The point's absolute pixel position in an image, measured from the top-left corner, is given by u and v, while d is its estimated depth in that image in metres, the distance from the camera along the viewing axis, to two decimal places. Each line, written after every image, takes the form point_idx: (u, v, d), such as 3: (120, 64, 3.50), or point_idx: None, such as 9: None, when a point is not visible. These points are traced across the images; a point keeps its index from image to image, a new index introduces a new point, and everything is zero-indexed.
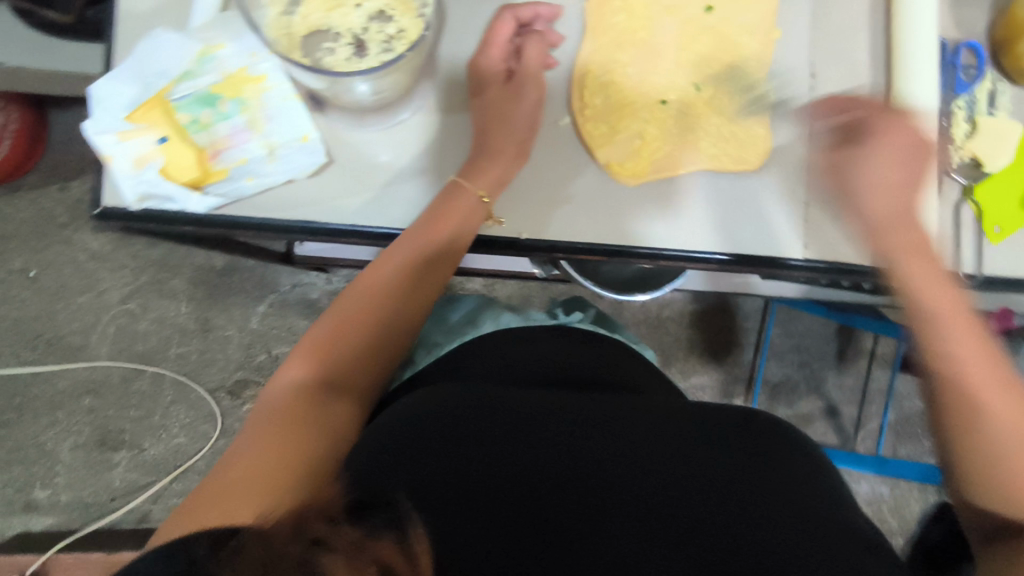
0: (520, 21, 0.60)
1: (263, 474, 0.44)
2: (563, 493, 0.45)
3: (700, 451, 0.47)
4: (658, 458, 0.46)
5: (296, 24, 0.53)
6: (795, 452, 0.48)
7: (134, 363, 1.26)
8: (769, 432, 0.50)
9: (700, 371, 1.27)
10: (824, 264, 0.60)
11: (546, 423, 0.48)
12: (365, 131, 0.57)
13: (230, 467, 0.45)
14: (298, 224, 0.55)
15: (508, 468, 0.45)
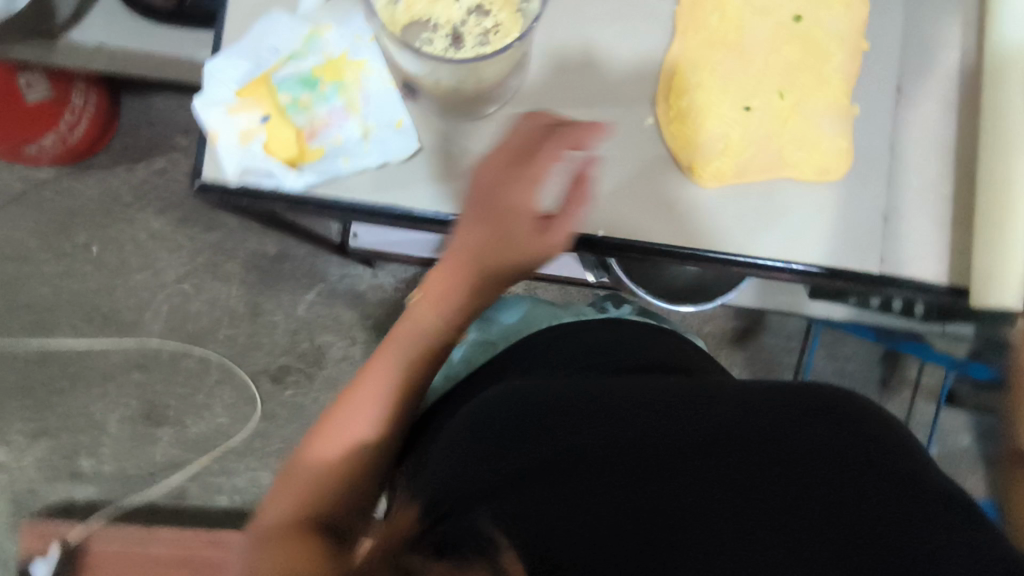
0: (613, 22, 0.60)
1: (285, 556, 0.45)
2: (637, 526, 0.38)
3: (761, 447, 0.41)
4: (722, 457, 0.41)
5: (399, 13, 0.55)
6: (857, 427, 0.43)
7: (184, 342, 1.29)
8: (833, 414, 0.44)
9: None
10: (903, 279, 0.60)
11: (586, 424, 0.44)
12: (456, 119, 0.57)
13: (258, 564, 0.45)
14: (389, 207, 0.55)
15: (563, 486, 0.40)
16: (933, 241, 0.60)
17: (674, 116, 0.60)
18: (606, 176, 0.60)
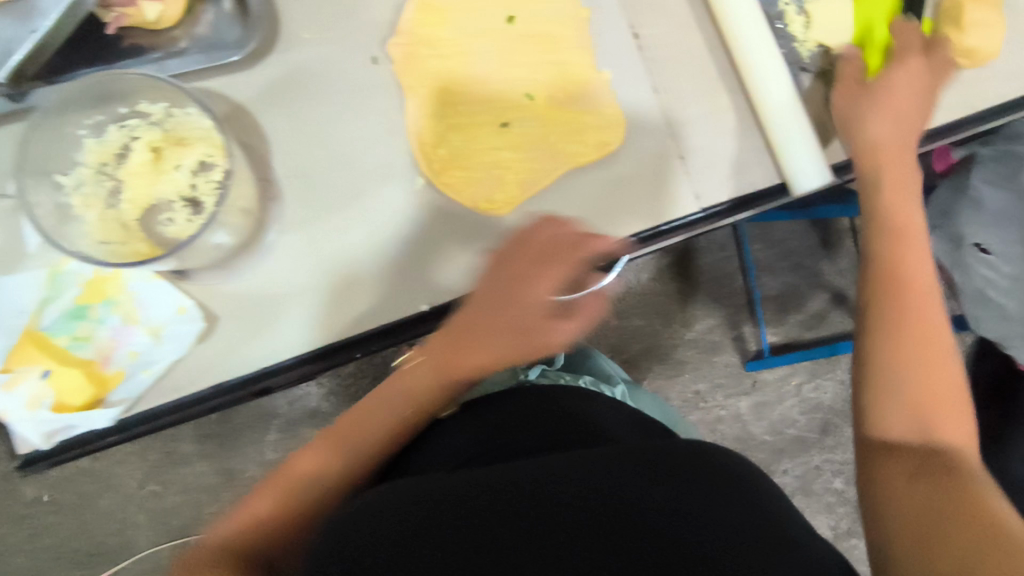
0: (340, 109, 0.59)
1: None
2: None
3: (637, 528, 0.39)
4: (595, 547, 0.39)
5: (125, 212, 0.54)
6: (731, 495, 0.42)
7: (177, 537, 1.31)
8: (705, 472, 0.43)
9: (704, 316, 1.26)
10: (724, 205, 0.61)
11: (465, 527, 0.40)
12: (240, 275, 0.56)
13: None
14: (212, 389, 0.55)
15: None
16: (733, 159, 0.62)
17: (440, 167, 0.58)
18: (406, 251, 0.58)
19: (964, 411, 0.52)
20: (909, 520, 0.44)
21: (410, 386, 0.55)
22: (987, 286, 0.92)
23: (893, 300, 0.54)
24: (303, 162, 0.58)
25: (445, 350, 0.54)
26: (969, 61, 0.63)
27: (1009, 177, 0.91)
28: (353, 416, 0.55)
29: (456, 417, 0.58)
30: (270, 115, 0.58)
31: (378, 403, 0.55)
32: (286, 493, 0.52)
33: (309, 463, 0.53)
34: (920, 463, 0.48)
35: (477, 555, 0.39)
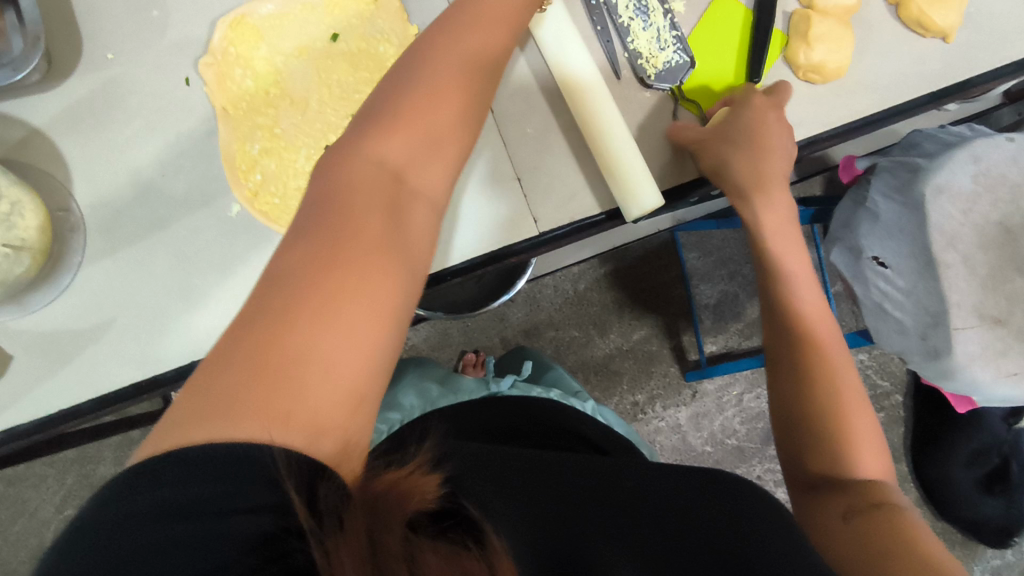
0: (146, 128, 0.56)
1: (271, 389, 0.32)
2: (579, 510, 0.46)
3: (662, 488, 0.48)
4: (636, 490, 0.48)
5: None
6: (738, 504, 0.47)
7: None
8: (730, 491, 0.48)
9: (638, 325, 1.22)
10: (563, 229, 0.59)
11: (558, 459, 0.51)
12: (35, 312, 0.53)
13: (239, 378, 0.32)
14: (2, 432, 0.52)
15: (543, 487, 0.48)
16: (572, 181, 0.59)
17: (253, 192, 0.56)
18: (216, 280, 0.55)
19: (872, 442, 0.51)
20: (887, 528, 0.42)
21: (347, 259, 0.36)
22: (885, 299, 0.84)
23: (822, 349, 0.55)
24: (104, 190, 0.55)
25: (364, 211, 0.38)
26: (819, 78, 0.63)
27: (902, 188, 0.82)
28: (316, 298, 0.35)
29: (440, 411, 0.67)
30: (68, 139, 0.55)
31: (323, 295, 0.35)
32: (278, 407, 0.32)
33: (362, 339, 0.35)
34: (848, 504, 0.46)
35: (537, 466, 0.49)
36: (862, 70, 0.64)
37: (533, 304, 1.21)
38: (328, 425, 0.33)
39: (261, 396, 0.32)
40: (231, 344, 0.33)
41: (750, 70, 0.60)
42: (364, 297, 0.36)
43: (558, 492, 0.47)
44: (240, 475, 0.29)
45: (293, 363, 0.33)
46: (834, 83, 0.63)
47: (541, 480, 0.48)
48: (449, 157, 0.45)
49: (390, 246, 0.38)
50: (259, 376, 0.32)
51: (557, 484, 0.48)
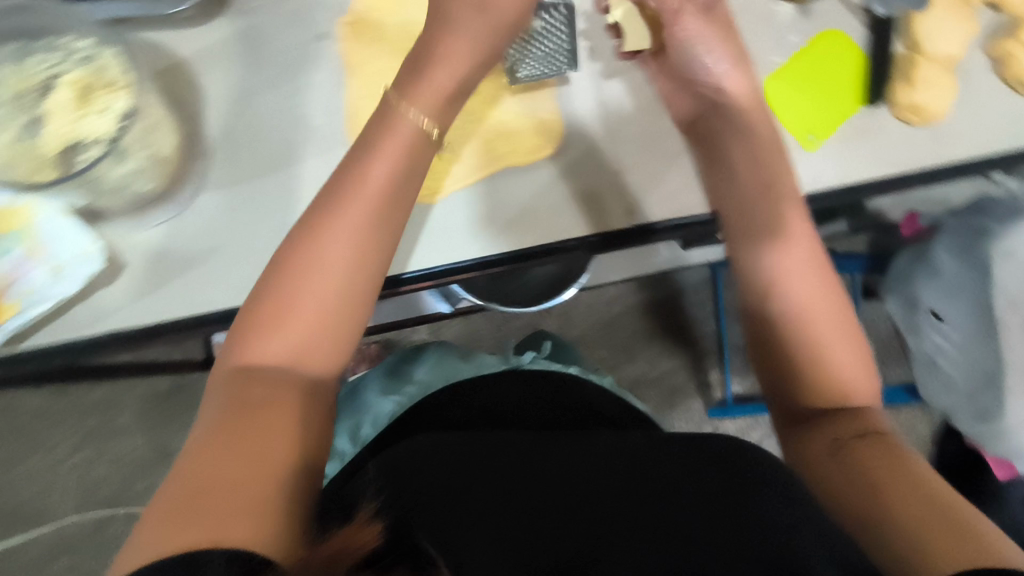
0: (279, 75, 0.59)
1: (228, 486, 0.45)
2: (539, 517, 0.52)
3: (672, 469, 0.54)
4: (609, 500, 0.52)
5: (45, 146, 0.51)
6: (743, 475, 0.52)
7: (106, 509, 1.42)
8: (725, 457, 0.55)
9: (666, 357, 1.24)
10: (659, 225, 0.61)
11: (515, 463, 0.56)
12: (149, 226, 0.56)
13: (186, 479, 0.46)
14: (104, 334, 0.55)
15: (502, 499, 0.53)
16: (669, 183, 0.62)
17: None
18: None
19: (858, 369, 0.57)
20: (874, 477, 0.49)
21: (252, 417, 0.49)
22: (937, 353, 0.95)
23: (830, 355, 0.56)
24: (230, 127, 0.58)
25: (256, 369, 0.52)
26: (918, 118, 0.65)
27: (965, 248, 0.88)
28: (237, 464, 0.46)
29: (457, 386, 0.74)
30: (207, 73, 0.58)
31: (247, 451, 0.47)
32: (216, 523, 0.43)
33: (255, 461, 0.47)
34: (836, 436, 0.53)
35: (501, 478, 0.55)
36: (959, 120, 0.66)
37: (567, 317, 1.23)
38: (266, 525, 0.44)
39: (225, 498, 0.44)
40: (178, 472, 0.46)
41: (874, 94, 0.65)
42: (272, 434, 0.49)
43: (539, 511, 0.52)
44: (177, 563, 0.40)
45: (235, 484, 0.45)
46: (929, 127, 0.65)
47: (515, 496, 0.54)
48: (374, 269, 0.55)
49: (271, 406, 0.50)
50: (230, 485, 0.45)
51: (531, 499, 0.53)
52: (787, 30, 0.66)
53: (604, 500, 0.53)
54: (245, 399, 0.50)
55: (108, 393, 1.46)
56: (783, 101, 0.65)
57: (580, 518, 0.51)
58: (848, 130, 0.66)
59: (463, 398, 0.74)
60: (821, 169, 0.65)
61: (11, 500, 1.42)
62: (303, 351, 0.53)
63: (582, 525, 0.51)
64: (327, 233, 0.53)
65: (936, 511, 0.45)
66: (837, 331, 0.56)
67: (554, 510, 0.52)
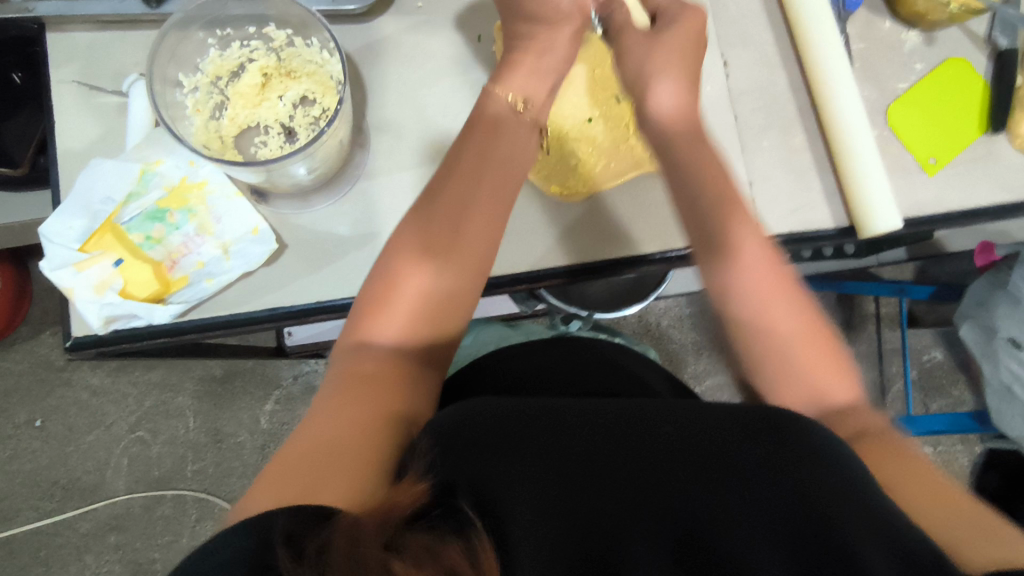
0: (436, 70, 0.61)
1: (326, 451, 0.42)
2: (596, 484, 0.43)
3: (739, 457, 0.44)
4: (672, 476, 0.43)
5: (225, 128, 0.54)
6: (814, 460, 0.43)
7: (153, 490, 1.34)
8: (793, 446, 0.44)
9: (713, 372, 1.31)
10: (783, 237, 0.64)
11: (569, 420, 0.46)
12: (312, 209, 0.58)
13: (299, 443, 0.43)
14: (264, 312, 0.56)
15: (554, 461, 0.43)
16: (801, 196, 0.66)
17: None
18: None
19: (837, 386, 0.52)
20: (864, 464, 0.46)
21: (353, 391, 0.46)
22: (1013, 381, 0.96)
23: (781, 382, 0.52)
24: (392, 119, 0.60)
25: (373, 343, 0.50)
26: None
27: None
28: (342, 428, 0.43)
29: (510, 350, 0.71)
30: (368, 65, 0.61)
31: (352, 428, 0.44)
32: (308, 488, 0.39)
33: (346, 433, 0.43)
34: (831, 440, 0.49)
35: (555, 442, 0.44)
36: None
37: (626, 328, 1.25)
38: (351, 489, 0.40)
39: (304, 467, 0.40)
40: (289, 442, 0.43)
41: (994, 122, 0.67)
42: (367, 407, 0.45)
43: (584, 450, 0.44)
44: (241, 529, 0.33)
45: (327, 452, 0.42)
46: None
47: (567, 439, 0.45)
48: (458, 278, 0.53)
49: (367, 378, 0.47)
50: (314, 455, 0.41)
51: (581, 444, 0.44)
52: (913, 57, 0.69)
53: (654, 448, 0.45)
54: (355, 369, 0.48)
55: (163, 375, 1.37)
56: (906, 126, 0.68)
57: (624, 463, 0.44)
58: (969, 155, 0.67)
59: (492, 369, 0.69)
60: (944, 192, 0.67)
61: (61, 477, 1.33)
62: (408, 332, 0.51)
63: (624, 474, 0.44)
64: (444, 205, 0.54)
65: (952, 510, 0.42)
66: (828, 376, 0.52)
67: (606, 454, 0.44)
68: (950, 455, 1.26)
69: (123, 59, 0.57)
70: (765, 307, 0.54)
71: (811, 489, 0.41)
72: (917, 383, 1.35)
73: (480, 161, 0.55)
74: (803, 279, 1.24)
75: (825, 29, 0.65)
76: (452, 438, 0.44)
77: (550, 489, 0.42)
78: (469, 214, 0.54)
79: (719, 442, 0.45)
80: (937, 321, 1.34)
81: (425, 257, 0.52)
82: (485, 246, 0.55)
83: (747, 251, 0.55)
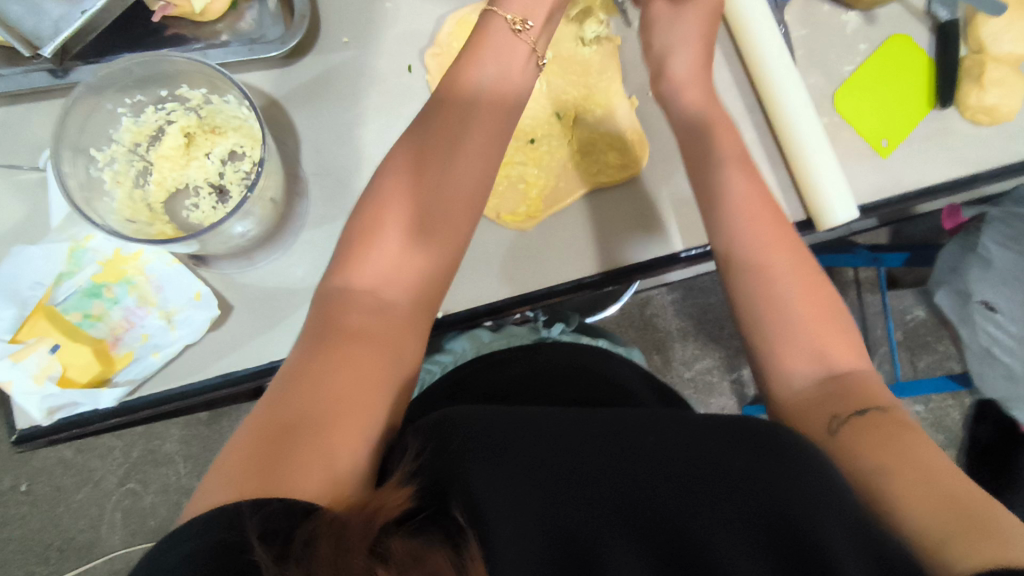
0: (371, 103, 0.59)
1: (308, 424, 0.39)
2: (583, 495, 0.39)
3: (723, 470, 0.40)
4: (657, 486, 0.40)
5: (153, 195, 0.53)
6: (803, 473, 0.39)
7: (151, 540, 1.31)
8: (783, 460, 0.40)
9: (701, 356, 1.31)
10: None
11: (557, 424, 0.42)
12: (256, 267, 0.56)
13: (278, 408, 0.40)
14: (216, 378, 0.54)
15: (539, 471, 0.40)
16: None
17: None
18: None
19: (831, 328, 0.51)
20: (859, 452, 0.43)
21: (340, 352, 0.43)
22: (993, 343, 0.95)
23: (772, 320, 0.51)
24: (329, 162, 0.58)
25: (360, 290, 0.48)
26: (988, 119, 0.65)
27: (1018, 238, 0.88)
28: (329, 402, 0.41)
29: (488, 359, 0.65)
30: (299, 108, 0.59)
31: (332, 409, 0.40)
32: (288, 472, 0.36)
33: (338, 413, 0.41)
34: (833, 416, 0.46)
35: (542, 451, 0.40)
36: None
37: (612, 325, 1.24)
38: (334, 477, 0.38)
39: (282, 439, 0.38)
40: (264, 412, 0.40)
41: (942, 96, 0.66)
42: (356, 379, 0.42)
43: (574, 456, 0.41)
44: (215, 520, 0.31)
45: (313, 430, 0.39)
46: (1000, 126, 0.66)
47: (552, 446, 0.41)
48: (438, 265, 0.51)
49: (355, 339, 0.44)
50: (293, 427, 0.39)
51: (568, 450, 0.41)
52: (855, 38, 0.68)
53: (646, 454, 0.41)
54: (339, 319, 0.46)
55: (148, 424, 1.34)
56: (855, 111, 0.66)
57: (614, 466, 0.41)
58: (921, 132, 0.66)
59: (473, 380, 0.62)
60: (901, 172, 0.66)
61: (55, 539, 1.31)
62: (399, 280, 0.49)
63: (614, 478, 0.40)
64: (446, 149, 0.52)
65: (943, 504, 0.37)
66: (826, 322, 0.51)
67: (591, 458, 0.41)
68: (941, 412, 1.23)
69: (39, 132, 0.55)
70: (757, 272, 0.53)
71: (800, 508, 0.37)
72: (902, 344, 1.35)
73: (477, 135, 0.54)
74: None
75: (763, 23, 0.63)
76: (438, 443, 0.40)
77: (530, 501, 0.39)
78: (461, 149, 0.53)
79: (710, 453, 0.41)
80: (916, 281, 1.34)
81: (410, 243, 0.50)
82: (474, 188, 0.53)
83: (733, 222, 0.55)
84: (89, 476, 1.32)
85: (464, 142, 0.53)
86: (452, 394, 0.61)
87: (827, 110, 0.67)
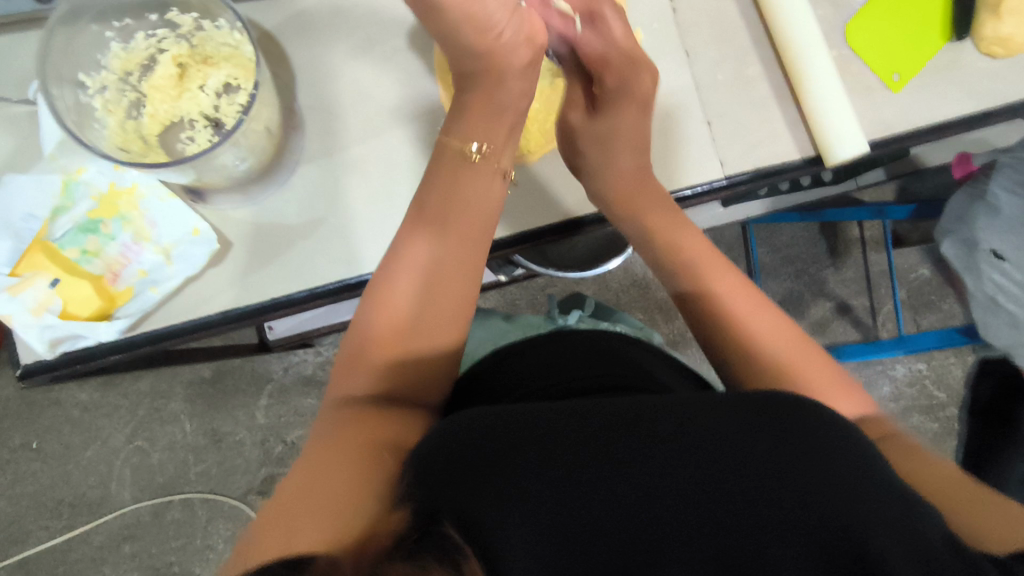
0: (367, 36, 0.57)
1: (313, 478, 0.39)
2: (601, 496, 0.38)
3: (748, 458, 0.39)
4: (680, 477, 0.38)
5: (146, 126, 0.51)
6: (827, 455, 0.38)
7: (159, 496, 1.33)
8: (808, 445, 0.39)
9: None
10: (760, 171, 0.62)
11: (565, 420, 0.41)
12: (254, 203, 0.55)
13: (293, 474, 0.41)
14: (215, 314, 0.54)
15: (552, 473, 0.38)
16: (760, 130, 0.63)
17: None
18: None
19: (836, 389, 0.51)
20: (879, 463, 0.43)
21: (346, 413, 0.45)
22: (998, 292, 0.94)
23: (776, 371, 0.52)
24: (324, 97, 0.57)
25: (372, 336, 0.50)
26: (1004, 51, 0.63)
27: None
28: (332, 455, 0.41)
29: (507, 349, 0.62)
30: (292, 41, 0.57)
31: (334, 461, 0.41)
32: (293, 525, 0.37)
33: (339, 459, 0.41)
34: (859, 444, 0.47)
35: (552, 451, 0.39)
36: None
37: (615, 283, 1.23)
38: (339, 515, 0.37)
39: (290, 500, 0.38)
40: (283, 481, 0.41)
41: (956, 28, 0.64)
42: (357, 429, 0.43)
43: (586, 457, 0.39)
44: None
45: (316, 480, 0.39)
46: (1016, 60, 0.64)
47: (561, 446, 0.39)
48: (451, 303, 0.51)
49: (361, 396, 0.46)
50: (299, 486, 0.39)
51: (579, 449, 0.39)
52: None
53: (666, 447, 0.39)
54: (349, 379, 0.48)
55: (153, 383, 1.35)
56: (865, 45, 0.65)
57: (632, 465, 0.39)
58: (934, 66, 0.64)
59: (483, 375, 0.60)
60: (911, 108, 0.64)
61: (66, 494, 1.33)
62: (412, 323, 0.50)
63: (635, 478, 0.39)
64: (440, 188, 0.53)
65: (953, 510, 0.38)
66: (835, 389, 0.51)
67: (605, 452, 0.39)
68: (943, 369, 1.23)
69: (27, 64, 0.53)
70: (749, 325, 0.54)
71: (828, 501, 0.37)
72: (905, 302, 1.34)
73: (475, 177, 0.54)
74: (784, 210, 1.22)
75: None
76: (443, 460, 0.39)
77: (545, 504, 0.38)
78: (458, 189, 0.53)
79: (731, 437, 0.39)
80: (922, 237, 1.32)
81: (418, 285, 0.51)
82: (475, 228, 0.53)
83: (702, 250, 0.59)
84: (96, 434, 1.34)
85: (463, 191, 0.54)
86: (469, 387, 0.59)
87: (837, 44, 0.65)
